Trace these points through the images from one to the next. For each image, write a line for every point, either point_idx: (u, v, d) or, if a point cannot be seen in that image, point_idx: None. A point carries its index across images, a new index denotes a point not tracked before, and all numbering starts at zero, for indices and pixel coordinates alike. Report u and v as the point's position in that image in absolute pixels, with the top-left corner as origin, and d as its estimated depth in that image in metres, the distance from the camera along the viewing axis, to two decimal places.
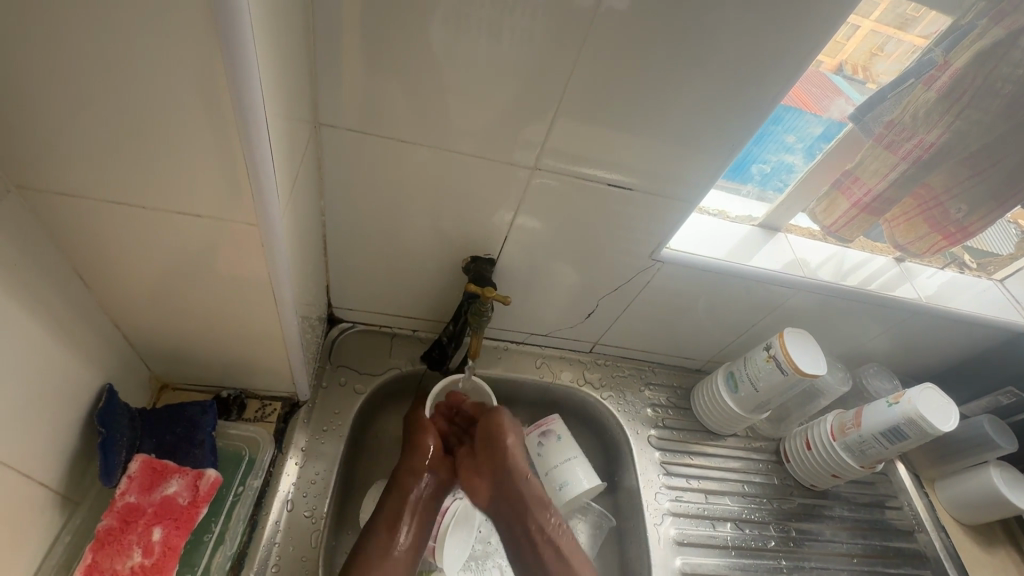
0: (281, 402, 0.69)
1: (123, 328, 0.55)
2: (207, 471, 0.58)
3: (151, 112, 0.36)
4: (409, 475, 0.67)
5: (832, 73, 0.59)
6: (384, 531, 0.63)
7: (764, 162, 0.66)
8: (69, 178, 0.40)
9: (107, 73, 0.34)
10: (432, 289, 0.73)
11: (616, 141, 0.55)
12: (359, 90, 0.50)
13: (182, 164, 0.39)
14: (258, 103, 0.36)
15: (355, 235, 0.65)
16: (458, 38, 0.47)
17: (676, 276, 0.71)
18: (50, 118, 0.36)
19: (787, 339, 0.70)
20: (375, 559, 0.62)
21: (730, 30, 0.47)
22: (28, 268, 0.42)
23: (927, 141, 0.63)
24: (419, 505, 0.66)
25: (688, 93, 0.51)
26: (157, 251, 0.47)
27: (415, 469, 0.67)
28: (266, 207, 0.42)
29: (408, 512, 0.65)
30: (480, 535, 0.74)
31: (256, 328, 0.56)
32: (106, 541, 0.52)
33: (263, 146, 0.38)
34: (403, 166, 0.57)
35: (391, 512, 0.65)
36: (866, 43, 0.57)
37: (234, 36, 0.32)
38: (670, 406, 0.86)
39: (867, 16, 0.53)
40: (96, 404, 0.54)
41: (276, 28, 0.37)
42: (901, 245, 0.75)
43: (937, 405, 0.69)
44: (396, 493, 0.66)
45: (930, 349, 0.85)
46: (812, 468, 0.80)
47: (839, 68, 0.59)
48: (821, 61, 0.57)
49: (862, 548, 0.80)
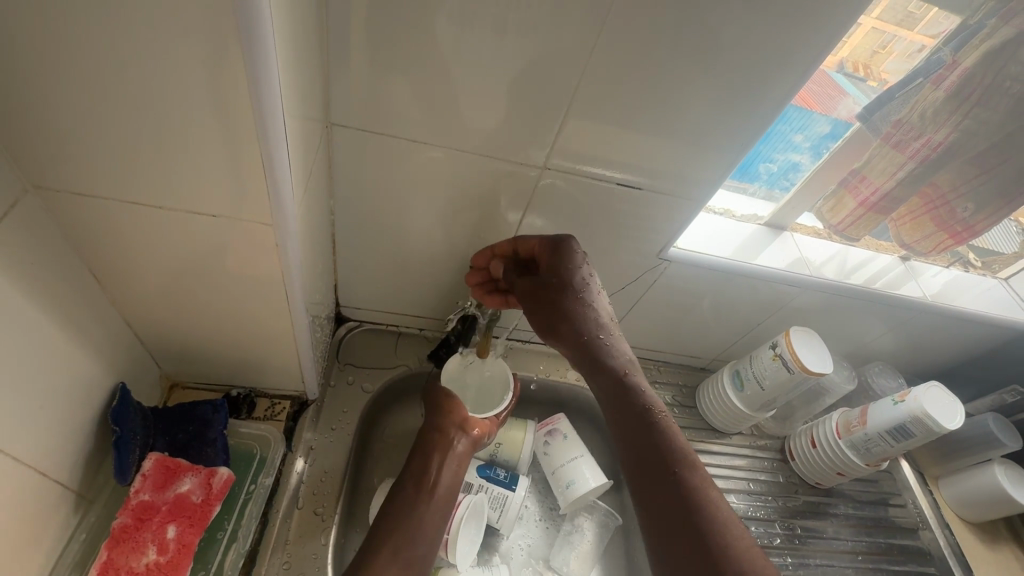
0: (290, 401, 0.69)
1: (135, 327, 0.56)
2: (219, 469, 0.59)
3: (168, 112, 0.36)
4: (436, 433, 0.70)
5: (833, 70, 0.59)
6: (410, 487, 0.66)
7: (771, 161, 0.66)
8: (84, 179, 0.40)
9: (124, 73, 0.34)
10: (440, 288, 0.73)
11: (626, 141, 0.56)
12: (371, 90, 0.50)
13: (197, 163, 0.40)
14: (276, 103, 0.36)
15: (364, 235, 0.65)
16: (469, 39, 0.47)
17: (683, 274, 0.71)
18: (66, 117, 0.36)
19: (793, 337, 0.71)
20: (409, 505, 0.64)
21: (742, 30, 0.47)
22: (44, 268, 0.42)
23: (935, 140, 0.63)
24: (452, 459, 0.68)
25: (698, 93, 0.52)
26: (171, 252, 0.47)
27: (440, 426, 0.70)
28: (280, 207, 0.43)
29: (435, 460, 0.68)
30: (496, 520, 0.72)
31: (268, 327, 0.57)
32: (120, 538, 0.52)
33: (280, 145, 0.38)
34: (413, 166, 0.57)
35: (418, 467, 0.68)
36: (868, 43, 0.56)
37: (253, 34, 0.32)
38: (676, 404, 0.86)
39: (866, 15, 0.53)
40: (109, 402, 0.54)
41: (291, 27, 0.37)
42: (907, 244, 0.76)
43: (943, 403, 0.69)
44: (424, 447, 0.69)
45: (934, 348, 0.86)
46: (816, 465, 0.81)
47: (840, 65, 0.59)
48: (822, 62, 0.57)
49: (866, 545, 0.81)
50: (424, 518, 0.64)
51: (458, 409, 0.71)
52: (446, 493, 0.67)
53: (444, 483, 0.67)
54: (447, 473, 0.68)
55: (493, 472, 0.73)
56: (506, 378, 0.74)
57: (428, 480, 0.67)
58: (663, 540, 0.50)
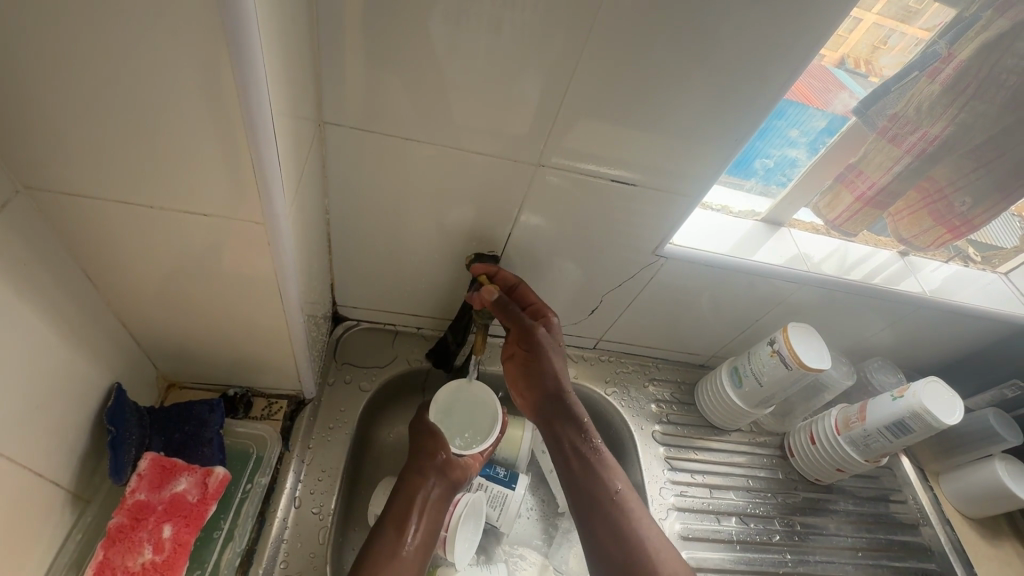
0: (286, 400, 0.69)
1: (130, 328, 0.56)
2: (216, 468, 0.59)
3: (158, 112, 0.36)
4: (416, 477, 0.66)
5: (835, 67, 0.59)
6: (391, 529, 0.62)
7: (767, 157, 0.66)
8: (75, 179, 0.40)
9: (112, 72, 0.34)
10: (436, 286, 0.73)
11: (620, 138, 0.55)
12: (363, 88, 0.50)
13: (188, 163, 0.40)
14: (264, 103, 0.36)
15: (360, 234, 0.65)
16: (460, 35, 0.47)
17: (679, 271, 0.70)
18: (57, 119, 0.36)
19: (791, 333, 0.70)
20: (385, 554, 0.60)
21: (734, 24, 0.47)
22: (38, 268, 0.43)
23: (931, 134, 0.63)
24: (430, 505, 0.64)
25: (692, 89, 0.51)
26: (164, 252, 0.47)
27: (421, 468, 0.66)
28: (272, 206, 0.43)
29: (416, 507, 0.64)
30: (496, 517, 0.72)
31: (264, 327, 0.57)
32: (116, 538, 0.53)
33: (270, 145, 0.38)
34: (408, 164, 0.57)
35: (399, 511, 0.63)
36: (868, 37, 0.56)
37: (239, 32, 0.32)
38: (675, 401, 0.86)
39: (868, 10, 0.53)
40: (105, 402, 0.54)
41: (280, 25, 0.37)
42: (905, 239, 0.76)
43: (942, 398, 0.69)
44: (405, 490, 0.65)
45: (935, 343, 0.85)
46: (816, 462, 0.80)
47: (840, 62, 0.58)
48: (821, 55, 0.57)
49: (867, 541, 0.80)
50: (402, 569, 0.60)
51: (440, 448, 0.68)
52: (422, 542, 0.62)
53: (420, 535, 0.63)
54: (425, 522, 0.63)
55: (493, 471, 0.74)
56: (494, 413, 0.72)
57: (405, 529, 0.62)
58: (598, 564, 0.63)
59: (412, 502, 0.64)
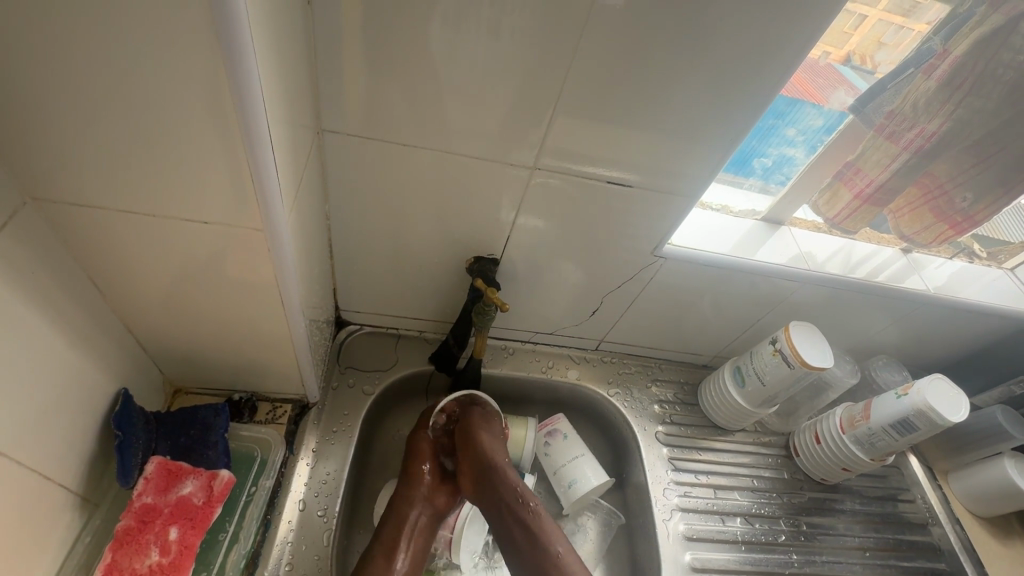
0: (291, 404, 0.70)
1: (136, 333, 0.57)
2: (221, 471, 0.60)
3: (159, 122, 0.37)
4: (403, 506, 0.66)
5: (841, 65, 0.59)
6: (383, 556, 0.62)
7: (765, 156, 0.66)
8: (80, 189, 0.41)
9: (115, 85, 0.35)
10: (437, 289, 0.74)
11: (614, 139, 0.56)
12: (359, 94, 0.51)
13: (189, 172, 0.41)
14: (261, 115, 0.37)
15: (360, 238, 0.66)
16: (453, 40, 0.47)
17: (679, 271, 0.71)
18: (63, 131, 0.37)
19: (793, 332, 0.70)
20: None
21: (723, 24, 0.47)
22: (44, 275, 0.44)
23: (929, 130, 0.62)
24: (417, 532, 0.65)
25: (684, 90, 0.52)
26: (168, 259, 0.48)
27: (409, 496, 0.66)
28: (272, 212, 0.43)
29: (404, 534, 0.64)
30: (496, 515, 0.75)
31: (268, 331, 0.58)
32: (124, 541, 0.53)
33: (267, 154, 0.39)
34: (406, 168, 0.58)
35: (389, 537, 0.63)
36: (869, 33, 0.56)
37: (235, 42, 0.33)
38: (678, 402, 0.86)
39: (872, 5, 0.53)
40: (112, 407, 0.55)
41: (275, 35, 0.38)
42: (907, 236, 0.75)
43: (947, 395, 0.67)
44: (393, 519, 0.65)
45: (941, 341, 0.84)
46: (822, 462, 0.80)
47: (846, 59, 0.58)
48: (824, 51, 0.57)
49: (875, 541, 0.79)
50: None
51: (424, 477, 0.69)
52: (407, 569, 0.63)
53: (407, 561, 0.63)
54: (412, 548, 0.64)
55: None
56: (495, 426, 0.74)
57: (395, 557, 0.62)
58: None
59: (403, 527, 0.64)
